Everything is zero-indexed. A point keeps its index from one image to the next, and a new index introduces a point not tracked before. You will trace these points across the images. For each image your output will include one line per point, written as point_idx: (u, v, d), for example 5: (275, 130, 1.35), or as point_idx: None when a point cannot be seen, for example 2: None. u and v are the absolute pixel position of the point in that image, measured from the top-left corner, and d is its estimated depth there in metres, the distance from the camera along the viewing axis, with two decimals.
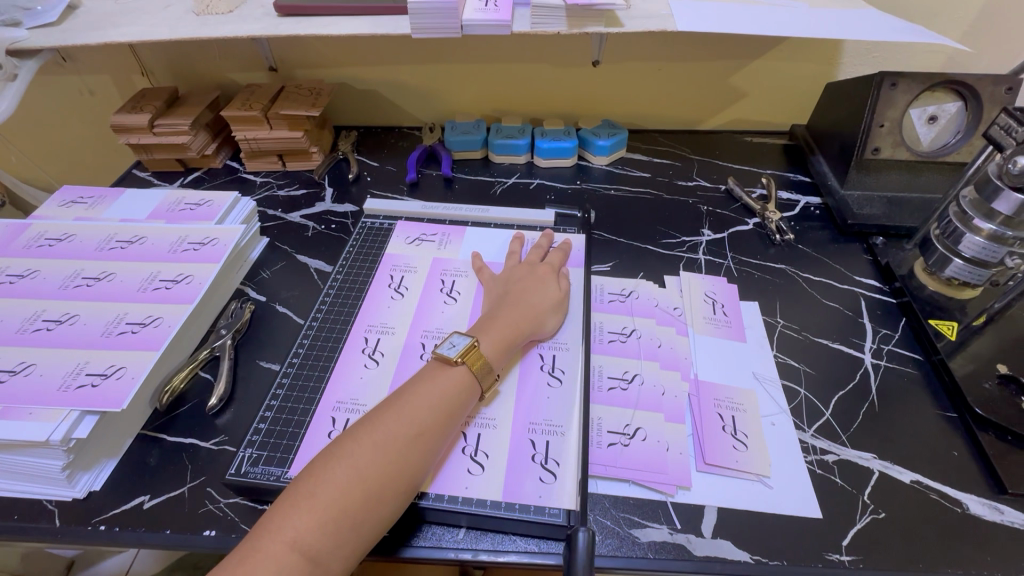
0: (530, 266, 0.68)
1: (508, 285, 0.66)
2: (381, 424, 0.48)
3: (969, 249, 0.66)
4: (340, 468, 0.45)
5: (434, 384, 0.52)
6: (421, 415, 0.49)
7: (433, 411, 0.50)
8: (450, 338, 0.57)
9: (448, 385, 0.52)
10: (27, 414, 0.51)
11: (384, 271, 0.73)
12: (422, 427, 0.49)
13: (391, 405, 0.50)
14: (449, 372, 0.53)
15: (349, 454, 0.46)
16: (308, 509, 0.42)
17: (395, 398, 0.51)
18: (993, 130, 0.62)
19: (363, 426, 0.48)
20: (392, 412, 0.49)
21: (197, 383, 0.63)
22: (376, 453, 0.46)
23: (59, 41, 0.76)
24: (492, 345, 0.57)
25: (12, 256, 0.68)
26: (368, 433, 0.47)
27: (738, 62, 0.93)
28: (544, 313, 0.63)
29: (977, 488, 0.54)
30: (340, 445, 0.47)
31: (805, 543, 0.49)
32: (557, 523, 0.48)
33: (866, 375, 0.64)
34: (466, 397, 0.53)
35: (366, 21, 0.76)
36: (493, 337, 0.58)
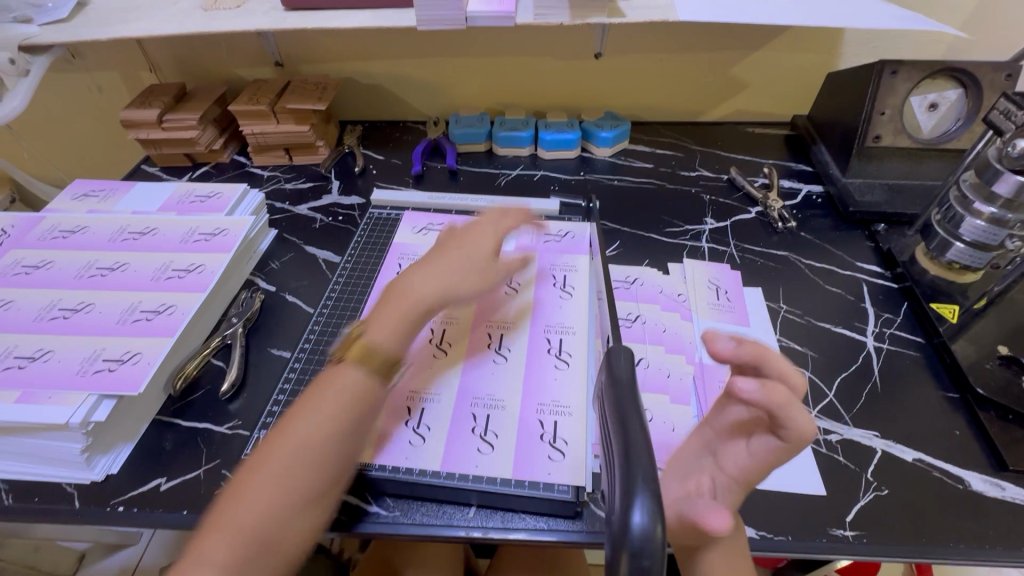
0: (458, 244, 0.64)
1: (430, 261, 0.62)
2: (280, 446, 0.46)
3: (970, 232, 0.67)
4: (244, 502, 0.43)
5: (330, 390, 0.50)
6: (319, 425, 0.47)
7: (333, 418, 0.48)
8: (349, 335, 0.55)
9: (345, 389, 0.50)
10: (47, 398, 0.52)
11: (395, 259, 0.74)
12: (322, 438, 0.47)
13: (288, 422, 0.48)
14: (344, 375, 0.51)
15: (252, 487, 0.44)
16: (217, 543, 0.41)
17: (288, 414, 0.49)
18: (993, 114, 0.63)
19: (263, 453, 0.46)
20: (291, 428, 0.47)
21: (210, 370, 0.64)
22: (277, 477, 0.44)
23: (71, 37, 0.77)
24: (386, 331, 0.54)
25: (27, 248, 0.70)
26: (268, 458, 0.45)
27: (740, 53, 0.94)
28: (466, 288, 0.59)
29: (978, 466, 0.54)
30: (244, 476, 0.45)
31: (809, 518, 0.51)
32: (566, 499, 0.50)
33: (868, 357, 0.65)
34: (366, 394, 0.51)
35: (372, 14, 0.77)
36: (388, 322, 0.54)
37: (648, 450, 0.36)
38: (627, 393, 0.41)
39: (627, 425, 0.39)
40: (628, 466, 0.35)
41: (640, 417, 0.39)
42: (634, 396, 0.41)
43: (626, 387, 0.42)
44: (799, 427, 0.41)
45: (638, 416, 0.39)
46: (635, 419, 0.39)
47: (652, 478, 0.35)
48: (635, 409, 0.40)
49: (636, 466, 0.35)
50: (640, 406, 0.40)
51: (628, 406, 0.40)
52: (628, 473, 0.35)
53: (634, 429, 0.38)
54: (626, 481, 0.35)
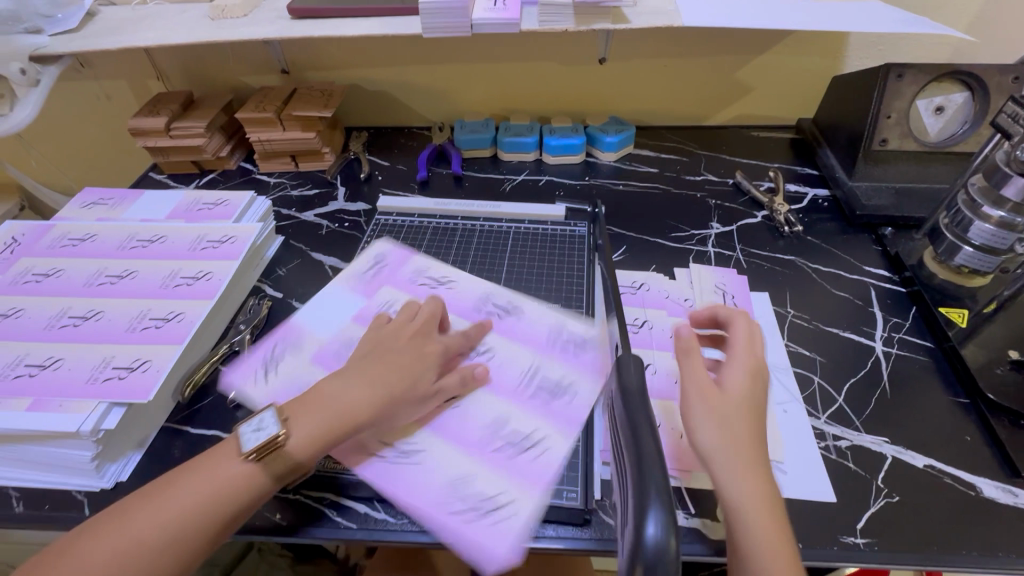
0: (411, 334, 0.59)
1: (376, 350, 0.57)
2: (135, 521, 0.43)
3: (980, 236, 0.66)
4: (70, 564, 0.41)
5: (214, 477, 0.46)
6: (184, 515, 0.44)
7: (200, 512, 0.44)
8: (259, 415, 0.50)
9: (227, 481, 0.46)
10: (57, 406, 0.53)
11: (395, 269, 0.75)
12: (180, 524, 0.43)
13: (161, 489, 0.45)
14: (237, 469, 0.47)
15: (88, 548, 0.41)
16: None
17: (170, 477, 0.46)
18: (1000, 118, 0.62)
19: (116, 515, 0.43)
20: (158, 503, 0.44)
21: (218, 377, 0.64)
22: (114, 551, 0.41)
23: (80, 47, 0.78)
24: (302, 438, 0.49)
25: (38, 256, 0.70)
26: (115, 526, 0.43)
27: (744, 57, 0.94)
28: (400, 402, 0.54)
29: (990, 472, 0.54)
30: (90, 532, 0.43)
31: (819, 525, 0.50)
32: (574, 506, 0.51)
33: (877, 362, 0.64)
34: (247, 500, 0.46)
35: (378, 21, 0.78)
36: (309, 427, 0.49)
37: (661, 462, 0.37)
38: (638, 405, 0.42)
39: (640, 439, 0.39)
40: (641, 479, 0.36)
41: (653, 428, 0.40)
42: (644, 407, 0.42)
43: (636, 398, 0.42)
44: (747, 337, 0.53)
45: (650, 428, 0.39)
46: (647, 431, 0.39)
47: (664, 488, 0.35)
48: (646, 421, 0.40)
49: (649, 480, 0.36)
50: (651, 418, 0.41)
51: (641, 417, 0.40)
52: (642, 486, 0.35)
53: (646, 440, 0.38)
54: (641, 493, 0.35)
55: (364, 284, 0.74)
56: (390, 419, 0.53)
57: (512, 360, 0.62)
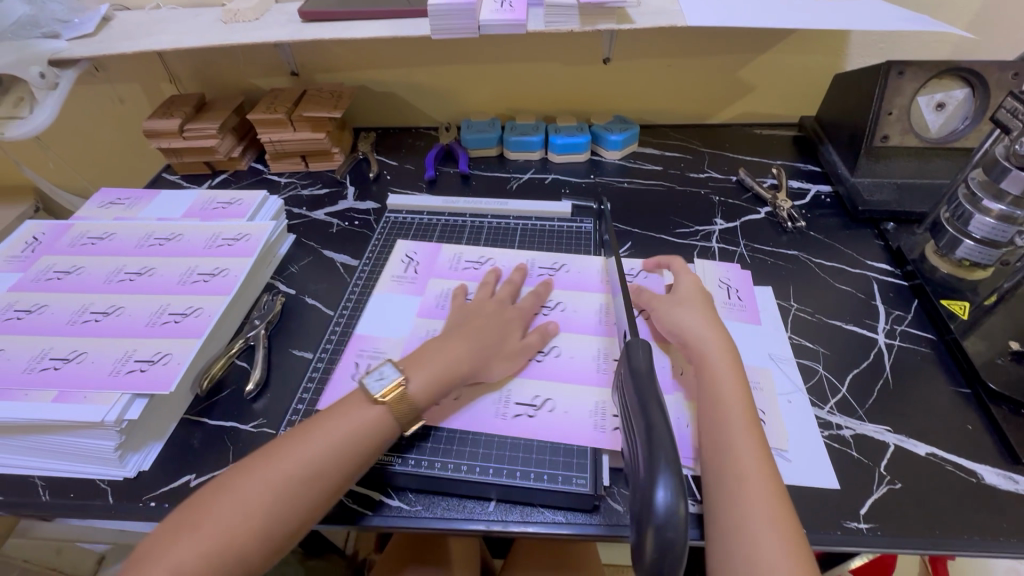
0: (497, 305, 0.65)
1: (468, 318, 0.63)
2: (281, 464, 0.47)
3: (981, 229, 0.68)
4: (227, 503, 0.45)
5: (350, 420, 0.51)
6: (325, 451, 0.48)
7: (338, 453, 0.49)
8: (380, 368, 0.55)
9: (362, 422, 0.51)
10: (82, 398, 0.55)
11: (431, 263, 0.77)
12: (323, 464, 0.48)
13: (303, 434, 0.49)
14: (369, 409, 0.51)
15: (238, 490, 0.45)
16: (193, 533, 0.43)
17: (316, 420, 0.51)
18: (1000, 113, 0.63)
19: (265, 458, 0.48)
20: (300, 447, 0.48)
21: (234, 371, 0.66)
22: (267, 489, 0.46)
23: (97, 51, 0.80)
24: (424, 383, 0.54)
25: (58, 254, 0.72)
26: (265, 467, 0.47)
27: (746, 56, 0.95)
28: (493, 358, 0.60)
29: (991, 459, 0.55)
30: (237, 476, 0.47)
31: (822, 511, 0.51)
32: (584, 491, 0.51)
33: (879, 354, 0.65)
34: (381, 439, 0.51)
35: (387, 24, 0.80)
36: (428, 374, 0.55)
37: (670, 437, 0.40)
38: (648, 385, 0.44)
39: (650, 416, 0.41)
40: (651, 451, 0.39)
41: (661, 405, 0.42)
42: (653, 387, 0.44)
43: (645, 376, 0.45)
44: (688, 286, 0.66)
45: (660, 404, 0.42)
46: (656, 407, 0.42)
47: (673, 460, 0.38)
48: (656, 398, 0.43)
49: (659, 452, 0.38)
50: (659, 395, 0.43)
51: (649, 395, 0.43)
52: (652, 458, 0.38)
53: (655, 416, 0.41)
54: (651, 462, 0.38)
55: (410, 280, 0.75)
56: (484, 374, 0.59)
57: (581, 347, 0.64)
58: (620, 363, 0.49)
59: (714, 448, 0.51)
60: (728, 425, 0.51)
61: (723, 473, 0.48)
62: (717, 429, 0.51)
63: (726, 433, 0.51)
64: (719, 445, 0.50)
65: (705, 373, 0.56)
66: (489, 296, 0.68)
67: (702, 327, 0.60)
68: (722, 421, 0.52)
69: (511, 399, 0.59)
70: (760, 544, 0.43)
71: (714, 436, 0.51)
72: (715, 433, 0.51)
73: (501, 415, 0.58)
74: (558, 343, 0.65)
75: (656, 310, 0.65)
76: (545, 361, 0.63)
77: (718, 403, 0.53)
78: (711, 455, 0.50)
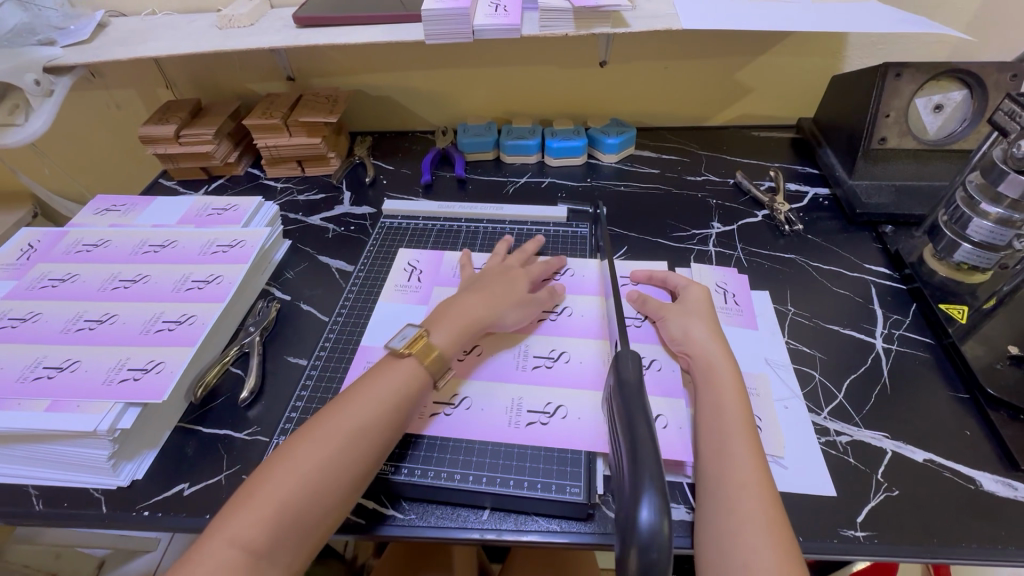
0: (504, 268, 0.69)
1: (478, 279, 0.67)
2: (327, 427, 0.49)
3: (979, 233, 0.67)
4: (281, 469, 0.47)
5: (383, 381, 0.54)
6: (368, 415, 0.51)
7: (379, 410, 0.51)
8: (402, 330, 0.59)
9: (394, 381, 0.54)
10: (75, 407, 0.54)
11: (436, 271, 0.77)
12: (365, 421, 0.50)
13: (341, 401, 0.52)
14: (398, 365, 0.55)
15: (292, 456, 0.47)
16: (252, 500, 0.45)
17: (356, 387, 0.54)
18: (998, 115, 0.63)
19: (310, 426, 0.50)
20: (341, 412, 0.51)
21: (228, 379, 0.66)
22: (318, 450, 0.48)
23: (92, 58, 0.80)
24: (446, 335, 0.59)
25: (54, 261, 0.72)
26: (312, 433, 0.49)
27: (743, 58, 0.95)
28: (506, 307, 0.64)
29: (990, 466, 0.55)
30: (287, 446, 0.49)
31: (818, 518, 0.51)
32: (577, 501, 0.51)
33: (877, 359, 0.65)
34: (414, 392, 0.54)
35: (382, 29, 0.79)
36: (448, 327, 0.59)
37: (655, 454, 0.40)
38: (635, 398, 0.45)
39: (636, 431, 0.42)
40: (636, 467, 0.39)
41: (648, 420, 0.43)
42: (641, 400, 0.45)
43: (633, 388, 0.46)
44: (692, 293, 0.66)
45: (646, 418, 0.43)
46: (642, 423, 0.42)
47: (656, 476, 0.38)
48: (643, 413, 0.43)
49: (642, 467, 0.39)
50: (647, 409, 0.44)
51: (636, 409, 0.44)
52: (636, 474, 0.39)
53: (641, 431, 0.42)
54: (635, 478, 0.38)
55: (414, 289, 0.74)
56: (499, 324, 0.63)
57: (586, 351, 0.64)
58: (609, 375, 0.50)
59: (715, 459, 0.50)
60: (729, 437, 0.51)
61: (722, 486, 0.48)
62: (719, 441, 0.51)
63: (727, 445, 0.51)
64: (720, 457, 0.50)
65: (711, 385, 0.56)
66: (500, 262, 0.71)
67: (707, 339, 0.60)
68: (724, 432, 0.52)
69: (522, 407, 0.59)
70: (748, 541, 0.44)
71: (715, 447, 0.51)
72: (717, 445, 0.51)
73: (513, 423, 0.58)
74: (567, 350, 0.64)
75: (665, 317, 0.65)
76: (555, 367, 0.63)
77: (719, 414, 0.53)
78: (712, 467, 0.50)
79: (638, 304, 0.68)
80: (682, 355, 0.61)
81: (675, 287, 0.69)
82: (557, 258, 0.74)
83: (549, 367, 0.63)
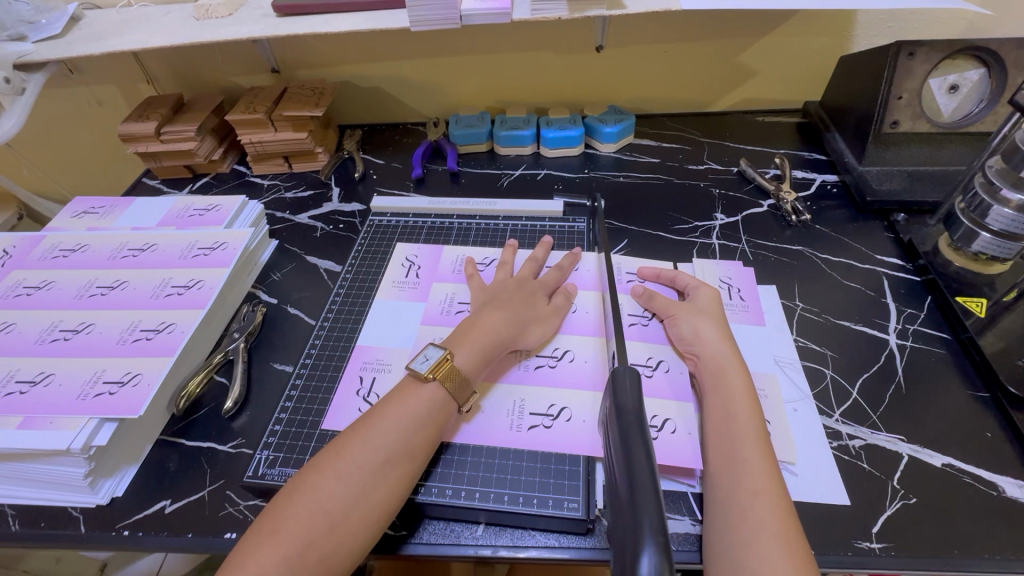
0: (520, 280, 0.65)
1: (496, 291, 0.63)
2: (349, 454, 0.47)
3: (999, 222, 0.63)
4: (303, 502, 0.44)
5: (405, 402, 0.51)
6: (388, 435, 0.48)
7: (399, 429, 0.49)
8: (423, 351, 0.55)
9: (419, 403, 0.51)
10: (49, 423, 0.52)
11: (433, 268, 0.73)
12: (385, 444, 0.48)
13: (362, 425, 0.49)
14: (422, 389, 0.52)
15: (315, 485, 0.45)
16: (272, 541, 0.42)
17: (377, 408, 0.51)
18: (1019, 96, 0.59)
19: (331, 453, 0.47)
20: (362, 437, 0.48)
21: (213, 388, 0.63)
22: (338, 479, 0.45)
23: (63, 53, 0.77)
24: (469, 357, 0.55)
25: (29, 268, 0.69)
26: (333, 462, 0.46)
27: (747, 40, 0.90)
28: (528, 322, 0.60)
29: (1014, 470, 0.52)
30: (307, 476, 0.46)
31: (831, 530, 0.48)
32: (575, 516, 0.48)
33: (891, 356, 0.62)
34: (440, 415, 0.51)
35: (365, 16, 0.75)
36: (471, 348, 0.55)
37: (655, 498, 0.36)
38: (633, 427, 0.41)
39: (634, 471, 0.38)
40: (634, 515, 0.35)
41: (648, 455, 0.39)
42: (641, 430, 0.41)
43: (631, 417, 0.42)
44: (704, 294, 0.63)
45: (645, 454, 0.39)
46: (642, 458, 0.39)
47: (657, 525, 0.35)
48: (641, 445, 0.40)
49: (642, 515, 0.35)
50: (647, 441, 0.40)
51: (634, 442, 0.40)
52: (635, 522, 0.35)
53: (639, 470, 0.38)
54: (633, 527, 0.35)
55: (412, 286, 0.71)
56: (522, 341, 0.59)
57: (590, 351, 0.61)
58: (608, 398, 0.46)
59: (725, 461, 0.48)
60: (741, 440, 0.48)
61: (732, 491, 0.45)
62: (731, 445, 0.48)
63: (739, 450, 0.48)
64: (731, 461, 0.47)
65: (722, 388, 0.53)
66: (511, 276, 0.68)
67: (718, 340, 0.57)
68: (734, 434, 0.49)
69: (525, 409, 0.56)
70: (767, 543, 0.41)
71: (727, 451, 0.48)
72: (728, 448, 0.48)
73: (515, 427, 0.55)
74: (570, 348, 0.61)
75: (674, 315, 0.62)
76: (558, 367, 0.60)
77: (730, 415, 0.50)
78: (723, 472, 0.47)
79: (644, 300, 0.65)
80: (690, 355, 0.58)
81: (684, 287, 0.66)
82: (571, 252, 0.72)
83: (552, 367, 0.60)
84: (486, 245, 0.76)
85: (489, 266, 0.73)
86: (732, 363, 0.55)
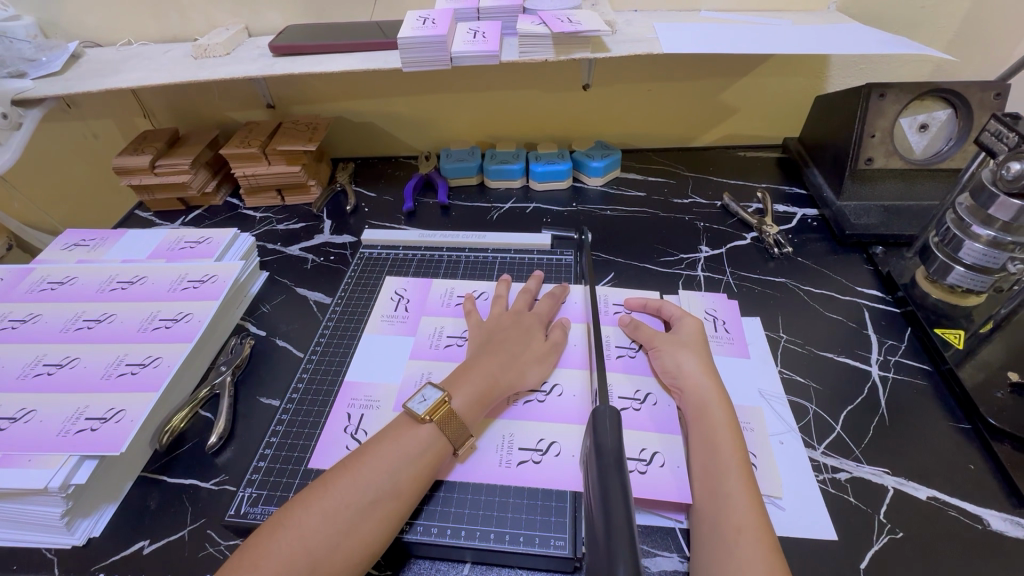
0: (516, 315, 0.66)
1: (493, 331, 0.63)
2: (334, 488, 0.46)
3: (971, 256, 0.65)
4: (284, 539, 0.43)
5: (396, 440, 0.50)
6: (374, 474, 0.48)
7: (384, 469, 0.48)
8: (422, 390, 0.55)
9: (412, 442, 0.50)
10: (26, 461, 0.51)
11: (422, 301, 0.74)
12: (370, 482, 0.47)
13: (351, 460, 0.49)
14: (417, 430, 0.51)
15: (298, 523, 0.44)
16: None
17: (366, 446, 0.51)
18: (985, 136, 0.63)
19: (315, 488, 0.47)
20: (348, 473, 0.48)
21: (197, 422, 0.62)
22: (320, 517, 0.44)
23: (61, 89, 0.78)
24: (466, 400, 0.54)
25: (16, 301, 0.69)
26: (318, 498, 0.46)
27: (727, 80, 0.94)
28: (525, 360, 0.61)
29: (996, 502, 0.52)
30: (292, 510, 0.46)
31: (818, 566, 0.48)
32: (563, 554, 0.48)
33: (874, 387, 0.63)
34: (435, 457, 0.51)
35: (359, 56, 0.78)
36: (468, 390, 0.55)
37: (631, 538, 0.36)
38: (611, 467, 0.41)
39: (610, 508, 0.38)
40: (609, 554, 0.35)
41: (625, 494, 0.40)
42: (619, 470, 0.41)
43: (610, 456, 0.42)
44: (688, 326, 0.64)
45: (622, 494, 0.39)
46: (619, 497, 0.39)
47: (632, 565, 0.34)
48: (619, 485, 0.40)
49: (617, 552, 0.35)
50: (624, 480, 0.41)
51: (612, 480, 0.40)
52: (610, 559, 0.35)
53: (616, 508, 0.38)
54: (607, 565, 0.35)
55: (401, 319, 0.72)
56: (521, 382, 0.59)
57: (580, 386, 0.61)
58: (589, 437, 0.47)
59: (709, 498, 0.48)
60: (724, 477, 0.48)
61: (716, 529, 0.45)
62: (714, 480, 0.49)
63: (723, 485, 0.48)
64: (715, 496, 0.48)
65: (705, 423, 0.53)
66: (505, 310, 0.68)
67: (699, 372, 0.57)
68: (718, 468, 0.49)
69: (514, 444, 0.56)
70: None
71: (711, 486, 0.49)
72: (711, 484, 0.49)
73: (504, 463, 0.54)
74: (559, 381, 0.62)
75: (657, 347, 0.62)
76: (547, 401, 0.60)
77: (712, 449, 0.51)
78: (709, 509, 0.47)
79: (631, 331, 0.66)
80: (675, 389, 0.59)
81: (669, 317, 0.67)
82: (561, 285, 0.73)
83: (541, 401, 0.60)
84: (476, 279, 0.77)
85: (485, 299, 0.73)
86: (716, 396, 0.55)
